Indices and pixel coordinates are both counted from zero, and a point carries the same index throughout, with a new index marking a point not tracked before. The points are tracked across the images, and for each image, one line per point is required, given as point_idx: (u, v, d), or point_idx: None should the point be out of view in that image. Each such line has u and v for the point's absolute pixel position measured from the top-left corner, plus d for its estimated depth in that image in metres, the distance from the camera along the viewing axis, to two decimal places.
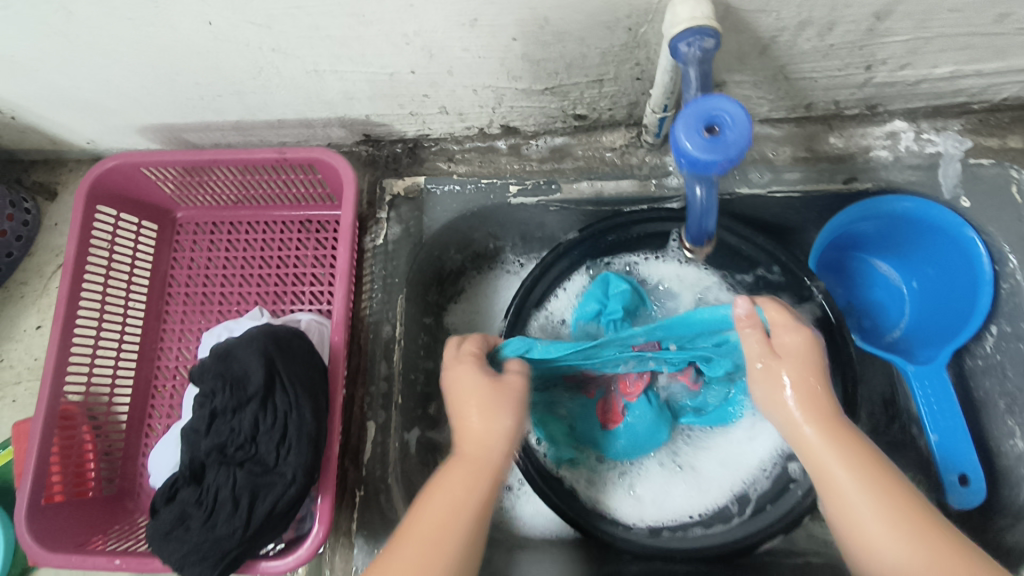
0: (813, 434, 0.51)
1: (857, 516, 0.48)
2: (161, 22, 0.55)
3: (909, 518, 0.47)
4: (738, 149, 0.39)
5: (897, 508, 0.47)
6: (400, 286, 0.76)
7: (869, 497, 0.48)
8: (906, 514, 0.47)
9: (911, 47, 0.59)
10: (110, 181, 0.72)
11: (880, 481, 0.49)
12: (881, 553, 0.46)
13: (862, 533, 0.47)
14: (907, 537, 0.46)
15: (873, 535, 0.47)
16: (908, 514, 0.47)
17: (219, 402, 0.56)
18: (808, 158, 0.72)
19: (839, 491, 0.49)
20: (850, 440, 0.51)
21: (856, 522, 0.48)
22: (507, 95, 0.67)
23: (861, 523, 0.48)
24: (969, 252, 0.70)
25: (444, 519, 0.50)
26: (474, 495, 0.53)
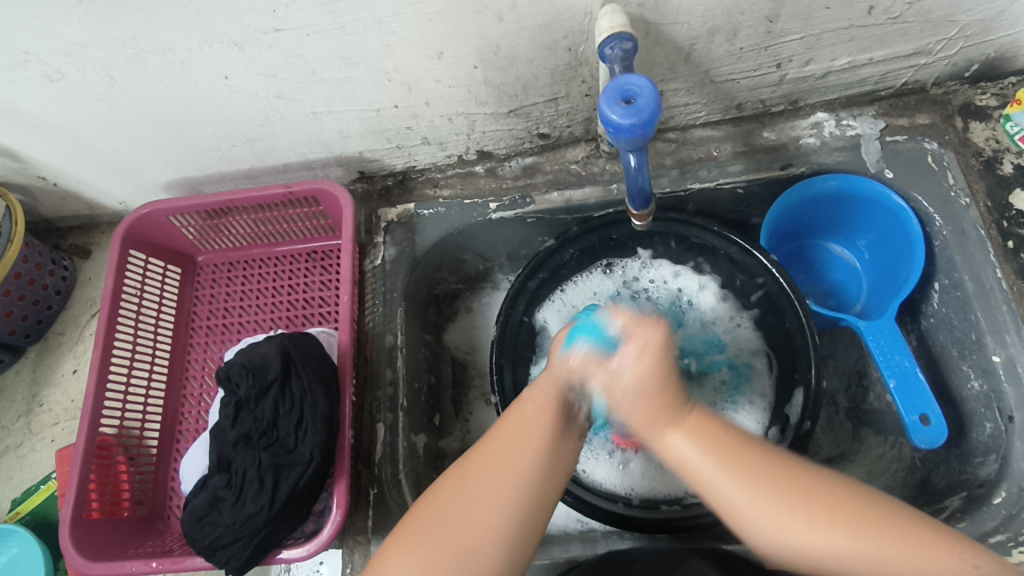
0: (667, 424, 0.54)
1: (699, 468, 0.52)
2: (187, 80, 0.68)
3: (738, 453, 0.51)
4: (650, 111, 0.48)
5: (720, 456, 0.51)
6: (399, 300, 0.84)
7: (696, 447, 0.52)
8: (721, 444, 0.52)
9: (807, 43, 0.70)
10: (141, 227, 0.82)
11: (711, 434, 0.53)
12: (742, 509, 0.50)
13: (700, 474, 0.52)
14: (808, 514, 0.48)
15: (749, 514, 0.50)
16: (730, 451, 0.52)
17: (243, 392, 0.63)
18: (746, 150, 0.82)
19: (692, 460, 0.52)
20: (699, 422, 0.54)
21: (721, 495, 0.51)
22: (477, 121, 0.78)
23: (714, 481, 0.51)
24: (900, 218, 0.78)
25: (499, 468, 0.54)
26: (528, 438, 0.56)
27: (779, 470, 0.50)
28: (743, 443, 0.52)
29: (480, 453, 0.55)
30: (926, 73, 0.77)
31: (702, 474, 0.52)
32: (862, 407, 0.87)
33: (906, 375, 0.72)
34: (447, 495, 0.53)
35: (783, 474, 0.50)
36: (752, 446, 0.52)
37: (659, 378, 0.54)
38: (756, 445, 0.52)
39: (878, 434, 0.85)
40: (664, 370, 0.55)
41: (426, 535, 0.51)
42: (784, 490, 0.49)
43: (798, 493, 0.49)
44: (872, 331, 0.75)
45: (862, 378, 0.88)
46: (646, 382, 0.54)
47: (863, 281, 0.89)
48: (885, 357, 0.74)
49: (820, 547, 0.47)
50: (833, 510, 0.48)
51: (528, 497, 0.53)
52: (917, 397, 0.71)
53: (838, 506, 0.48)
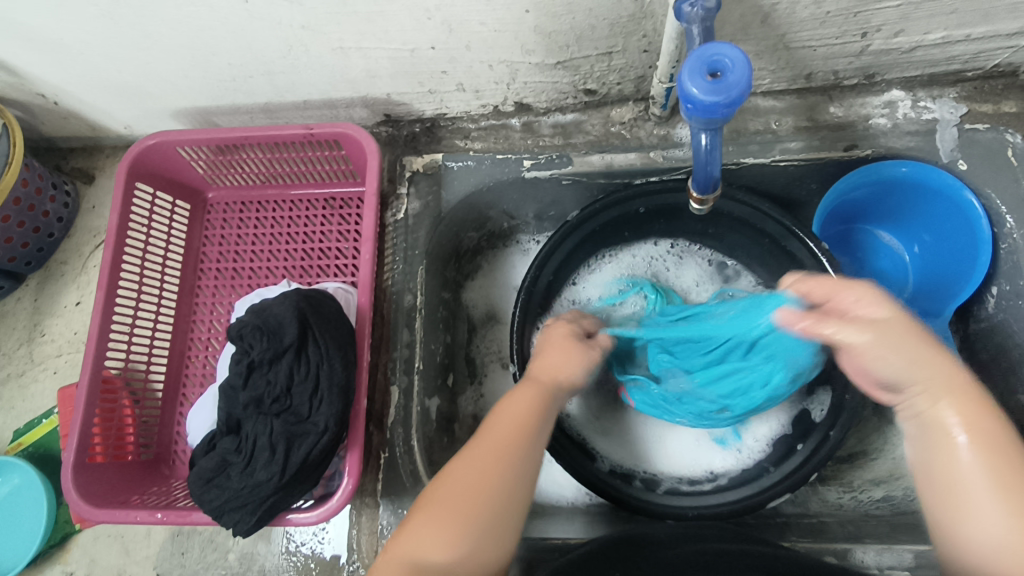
0: (950, 414, 0.46)
1: (943, 448, 0.46)
2: (203, 1, 0.60)
3: (997, 442, 0.45)
4: (740, 90, 0.42)
5: (986, 432, 0.45)
6: (420, 258, 0.79)
7: (971, 445, 0.45)
8: (971, 398, 0.47)
9: (902, 12, 0.62)
10: (149, 159, 0.76)
11: (987, 424, 0.46)
12: (953, 479, 0.45)
13: (946, 465, 0.46)
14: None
15: (961, 467, 0.45)
16: (982, 428, 0.45)
17: (256, 354, 0.59)
18: (810, 126, 0.75)
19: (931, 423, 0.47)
20: (980, 418, 0.46)
21: (941, 455, 0.46)
22: (521, 70, 0.71)
23: (953, 468, 0.45)
24: (967, 214, 0.72)
25: (474, 480, 0.51)
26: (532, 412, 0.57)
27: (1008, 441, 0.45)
28: (999, 418, 0.46)
29: (479, 442, 0.54)
30: (1022, 55, 0.70)
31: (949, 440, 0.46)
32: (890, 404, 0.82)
33: None
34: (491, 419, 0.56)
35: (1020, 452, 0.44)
36: (958, 371, 0.48)
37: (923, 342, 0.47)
38: (1015, 456, 0.44)
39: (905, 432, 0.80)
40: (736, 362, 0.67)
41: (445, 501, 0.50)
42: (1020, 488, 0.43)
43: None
44: None
45: None
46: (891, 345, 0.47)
47: (909, 276, 0.82)
48: None
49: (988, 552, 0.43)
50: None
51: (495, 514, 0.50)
52: None
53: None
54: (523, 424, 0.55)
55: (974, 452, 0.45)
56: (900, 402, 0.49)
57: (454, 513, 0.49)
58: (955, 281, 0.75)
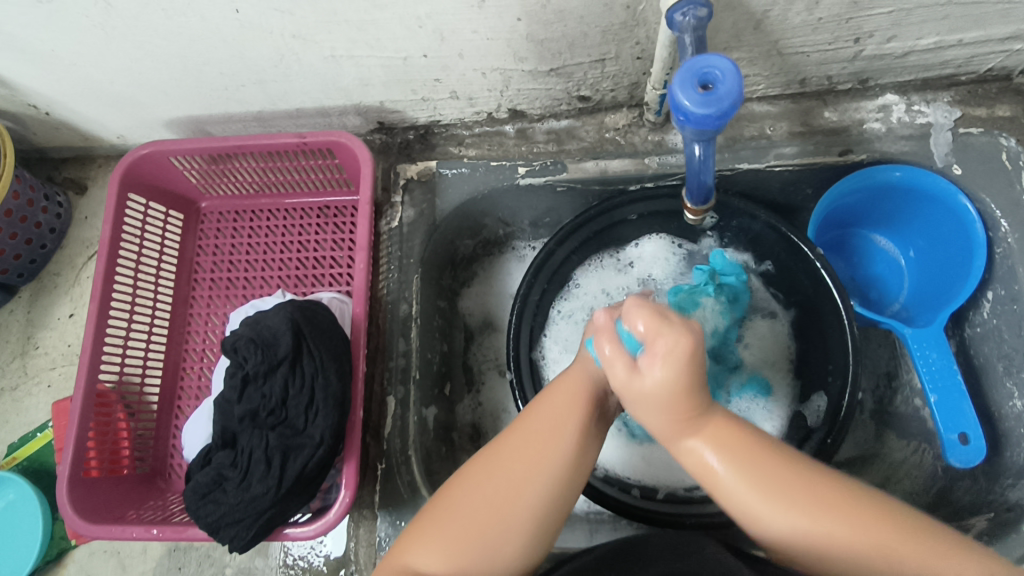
0: (718, 466, 0.44)
1: (705, 467, 0.45)
2: (195, 12, 0.60)
3: (756, 456, 0.44)
4: (731, 101, 0.42)
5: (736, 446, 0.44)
6: (414, 267, 0.79)
7: (717, 453, 0.44)
8: (744, 445, 0.44)
9: (894, 18, 0.62)
10: (141, 169, 0.76)
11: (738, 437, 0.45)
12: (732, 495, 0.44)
13: (715, 479, 0.44)
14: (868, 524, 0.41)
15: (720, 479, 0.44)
16: (733, 446, 0.44)
17: (251, 368, 0.58)
18: (804, 131, 0.75)
19: (717, 441, 0.44)
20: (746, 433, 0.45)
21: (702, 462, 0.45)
22: (514, 77, 0.71)
23: (715, 478, 0.44)
24: (962, 218, 0.72)
25: (496, 498, 0.47)
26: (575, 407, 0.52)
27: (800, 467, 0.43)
28: (761, 437, 0.45)
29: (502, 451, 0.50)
30: (1015, 59, 0.70)
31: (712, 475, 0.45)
32: (888, 409, 0.82)
33: (951, 392, 0.68)
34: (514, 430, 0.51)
35: (810, 479, 0.43)
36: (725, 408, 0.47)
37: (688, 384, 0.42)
38: (781, 457, 0.44)
39: (903, 438, 0.80)
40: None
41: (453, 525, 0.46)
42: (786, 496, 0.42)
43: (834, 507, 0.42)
44: (917, 339, 0.71)
45: (891, 380, 0.83)
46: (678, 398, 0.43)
47: (905, 281, 0.82)
48: (932, 371, 0.69)
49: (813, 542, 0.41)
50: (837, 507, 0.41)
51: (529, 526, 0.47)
52: (960, 415, 0.68)
53: (842, 503, 0.42)
54: (556, 435, 0.50)
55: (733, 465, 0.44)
56: (704, 473, 0.45)
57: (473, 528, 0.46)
58: (949, 286, 0.74)
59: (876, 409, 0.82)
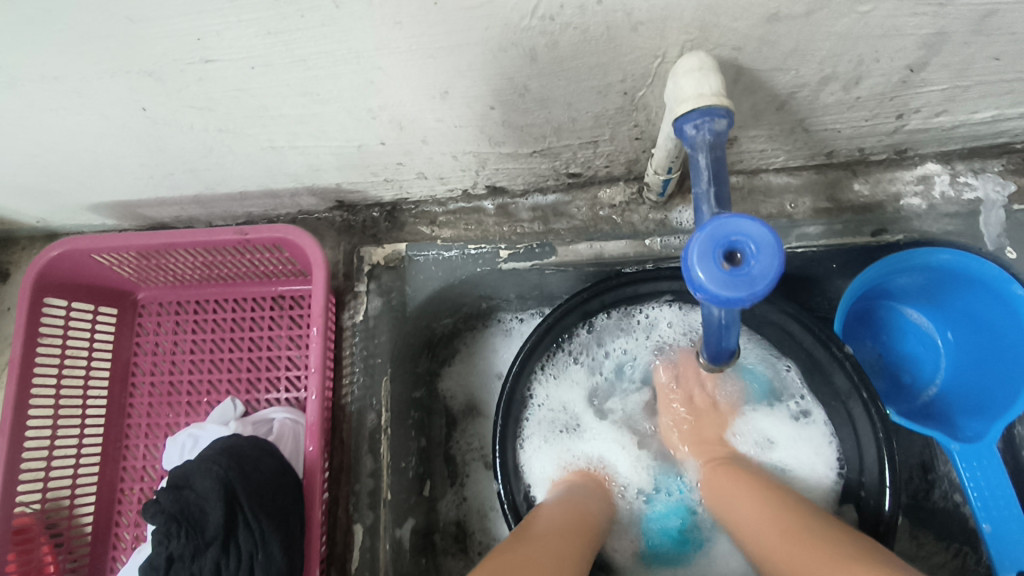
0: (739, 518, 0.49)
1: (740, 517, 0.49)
2: (92, 111, 0.49)
3: (772, 501, 0.49)
4: (766, 283, 0.31)
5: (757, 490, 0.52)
6: (383, 367, 0.69)
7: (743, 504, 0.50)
8: (736, 478, 0.56)
9: (948, 95, 0.51)
10: (57, 269, 0.65)
11: (771, 500, 0.49)
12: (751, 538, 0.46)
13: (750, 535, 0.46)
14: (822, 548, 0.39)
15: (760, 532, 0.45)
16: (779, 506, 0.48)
17: (175, 548, 0.49)
18: (831, 208, 0.64)
19: (726, 496, 0.54)
20: (781, 504, 0.48)
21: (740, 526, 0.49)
22: (491, 159, 0.60)
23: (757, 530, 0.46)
24: (1016, 311, 0.61)
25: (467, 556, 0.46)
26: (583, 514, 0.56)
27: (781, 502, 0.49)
28: (788, 498, 0.49)
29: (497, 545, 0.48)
30: None
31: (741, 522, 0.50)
32: (923, 504, 0.73)
33: (1008, 521, 0.59)
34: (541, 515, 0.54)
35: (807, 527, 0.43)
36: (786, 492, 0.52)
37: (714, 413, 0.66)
38: (803, 510, 0.46)
39: (941, 540, 0.71)
40: (712, 427, 0.65)
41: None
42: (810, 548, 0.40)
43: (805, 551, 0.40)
44: (964, 456, 0.62)
45: (926, 472, 0.73)
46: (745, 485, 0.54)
47: (942, 363, 0.71)
48: (982, 494, 0.60)
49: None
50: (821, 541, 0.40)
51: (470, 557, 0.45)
52: (1021, 549, 0.58)
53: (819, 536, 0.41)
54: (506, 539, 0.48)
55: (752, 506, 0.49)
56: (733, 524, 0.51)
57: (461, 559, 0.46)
58: (1000, 384, 0.64)
59: (910, 505, 0.73)
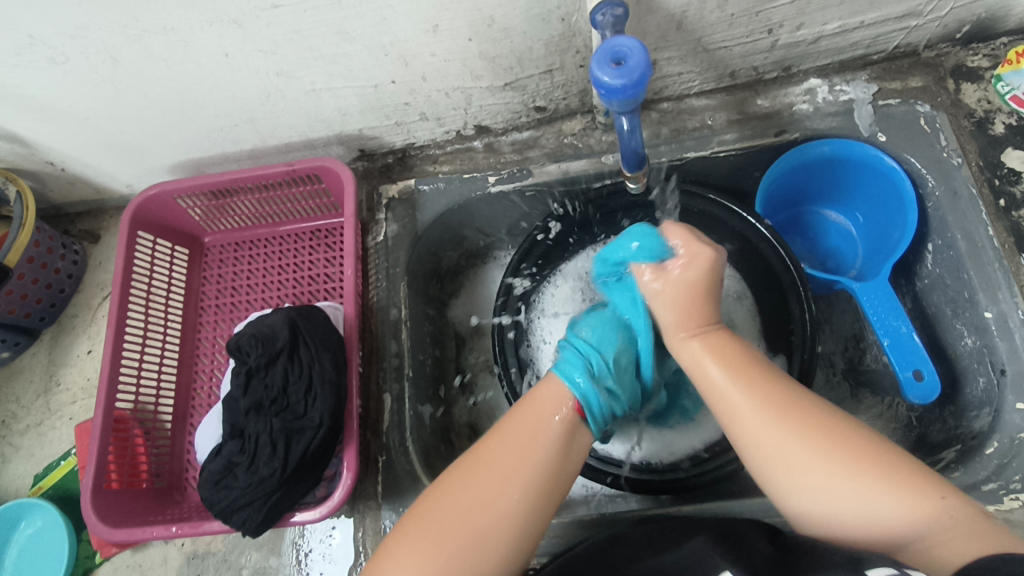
0: (718, 376, 0.56)
1: (716, 385, 0.56)
2: (189, 60, 0.69)
3: (798, 407, 0.52)
4: (641, 71, 0.50)
5: (729, 360, 0.57)
6: (401, 275, 0.86)
7: (712, 358, 0.58)
8: (772, 393, 0.54)
9: (798, 7, 0.71)
10: (149, 209, 0.84)
11: (807, 412, 0.52)
12: (749, 423, 0.53)
13: (738, 418, 0.54)
14: (836, 459, 0.49)
15: (738, 408, 0.54)
16: (767, 382, 0.55)
17: (253, 362, 0.65)
18: (741, 119, 0.83)
19: (715, 385, 0.56)
20: (779, 394, 0.53)
21: (726, 397, 0.55)
22: (474, 95, 0.80)
23: (721, 392, 0.56)
24: (892, 180, 0.79)
25: (453, 525, 0.51)
26: (542, 425, 0.56)
27: (776, 389, 0.54)
28: (817, 410, 0.52)
29: (462, 503, 0.52)
30: (917, 35, 0.78)
31: (711, 382, 0.57)
32: (858, 368, 0.88)
33: (900, 334, 0.76)
34: (497, 442, 0.56)
35: (852, 438, 0.50)
36: (751, 369, 0.56)
37: (728, 342, 0.59)
38: (832, 416, 0.52)
39: (875, 394, 0.86)
40: (744, 355, 0.58)
41: (433, 528, 0.51)
42: (829, 437, 0.50)
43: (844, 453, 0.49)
44: (865, 292, 0.79)
45: (858, 341, 0.89)
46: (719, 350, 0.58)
47: (859, 247, 0.89)
48: (880, 318, 0.77)
49: (852, 510, 0.48)
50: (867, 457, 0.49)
51: (495, 534, 0.51)
52: (912, 355, 0.75)
53: (878, 458, 0.49)
54: (489, 509, 0.52)
55: (747, 387, 0.54)
56: (708, 385, 0.57)
57: (440, 537, 0.51)
58: (891, 244, 0.82)
59: (847, 370, 0.89)
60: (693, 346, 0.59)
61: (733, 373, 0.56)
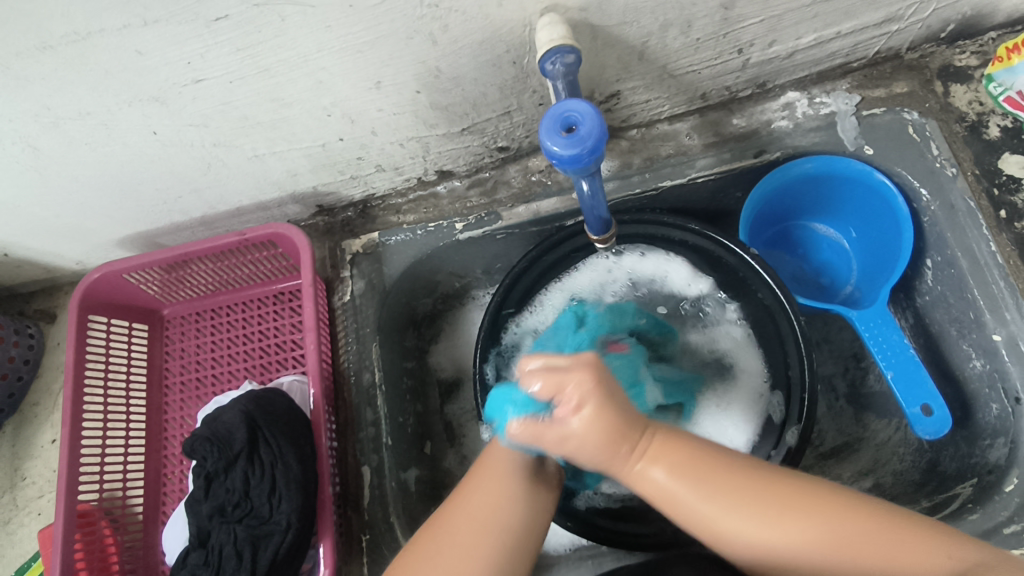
0: (665, 479, 0.49)
1: (663, 490, 0.50)
2: (116, 141, 0.64)
3: (758, 478, 0.48)
4: (595, 138, 0.45)
5: (692, 463, 0.49)
6: (372, 335, 0.81)
7: (679, 482, 0.49)
8: (696, 467, 0.49)
9: (768, 25, 0.65)
10: (97, 290, 0.79)
11: (784, 492, 0.47)
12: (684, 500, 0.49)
13: (674, 500, 0.49)
14: (849, 537, 0.44)
15: (678, 498, 0.49)
16: (687, 467, 0.49)
17: (211, 466, 0.62)
18: (717, 141, 0.77)
19: (672, 491, 0.49)
20: (799, 477, 0.47)
21: (661, 489, 0.50)
22: (431, 143, 0.75)
23: (651, 484, 0.50)
24: (885, 197, 0.74)
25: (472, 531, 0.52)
26: (504, 470, 0.55)
27: (744, 472, 0.48)
28: (837, 491, 0.46)
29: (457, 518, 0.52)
30: (899, 39, 0.73)
31: (648, 476, 0.50)
32: (861, 391, 0.83)
33: (905, 365, 0.72)
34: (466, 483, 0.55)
35: (858, 509, 0.45)
36: (687, 452, 0.50)
37: (610, 422, 0.49)
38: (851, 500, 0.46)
39: (881, 417, 0.81)
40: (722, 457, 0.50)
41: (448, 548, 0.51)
42: (838, 515, 0.45)
43: (787, 499, 0.47)
44: (864, 319, 0.74)
45: (858, 361, 0.83)
46: (607, 432, 0.49)
47: (853, 263, 0.84)
48: (883, 347, 0.73)
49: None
50: (826, 509, 0.46)
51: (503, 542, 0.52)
52: (918, 386, 0.71)
53: (899, 531, 0.44)
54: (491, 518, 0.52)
55: (751, 470, 0.49)
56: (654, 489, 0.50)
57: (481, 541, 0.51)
58: (888, 262, 0.76)
59: (850, 394, 0.83)
60: (575, 422, 0.49)
61: (602, 430, 0.49)
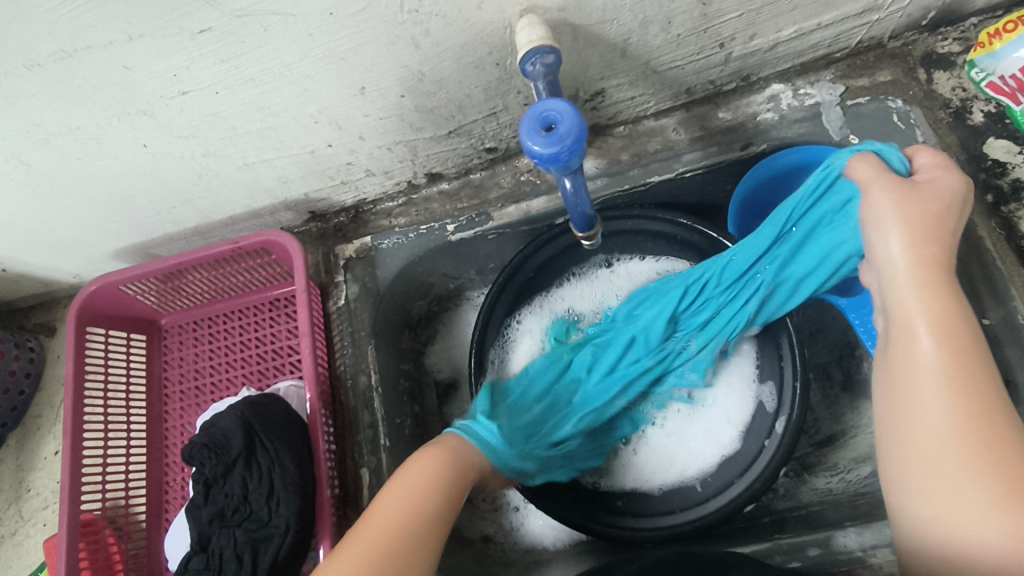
0: (926, 342, 0.47)
1: (910, 357, 0.47)
2: (106, 154, 0.65)
3: (966, 397, 0.44)
4: (574, 136, 0.45)
5: (942, 331, 0.47)
6: (367, 338, 0.82)
7: (936, 338, 0.47)
8: (964, 359, 0.45)
9: (747, 19, 0.66)
10: (95, 303, 0.80)
11: (975, 424, 0.42)
12: (910, 377, 0.47)
13: (905, 375, 0.47)
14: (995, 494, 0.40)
15: (914, 373, 0.47)
16: (960, 344, 0.46)
17: (209, 472, 0.63)
18: (703, 135, 0.78)
19: (926, 348, 0.47)
20: (988, 413, 0.43)
21: (909, 351, 0.48)
22: (419, 146, 0.75)
23: (910, 353, 0.47)
24: None
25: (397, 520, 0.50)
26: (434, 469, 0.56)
27: (968, 386, 0.44)
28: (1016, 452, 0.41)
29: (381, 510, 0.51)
30: (880, 28, 0.73)
31: (911, 339, 0.48)
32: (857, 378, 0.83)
33: None
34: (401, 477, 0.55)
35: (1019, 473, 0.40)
36: (968, 343, 0.46)
37: (934, 240, 0.51)
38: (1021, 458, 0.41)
39: None
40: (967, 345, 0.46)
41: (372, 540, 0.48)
42: (998, 472, 0.40)
43: (975, 435, 0.42)
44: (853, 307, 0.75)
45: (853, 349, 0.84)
46: (927, 222, 0.51)
47: None
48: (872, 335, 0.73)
49: (981, 534, 0.40)
50: (1003, 471, 0.40)
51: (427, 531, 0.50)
52: None
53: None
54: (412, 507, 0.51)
55: (942, 375, 0.45)
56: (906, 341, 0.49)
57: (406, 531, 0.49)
58: None
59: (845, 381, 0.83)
60: (896, 237, 0.52)
61: (927, 225, 0.51)
